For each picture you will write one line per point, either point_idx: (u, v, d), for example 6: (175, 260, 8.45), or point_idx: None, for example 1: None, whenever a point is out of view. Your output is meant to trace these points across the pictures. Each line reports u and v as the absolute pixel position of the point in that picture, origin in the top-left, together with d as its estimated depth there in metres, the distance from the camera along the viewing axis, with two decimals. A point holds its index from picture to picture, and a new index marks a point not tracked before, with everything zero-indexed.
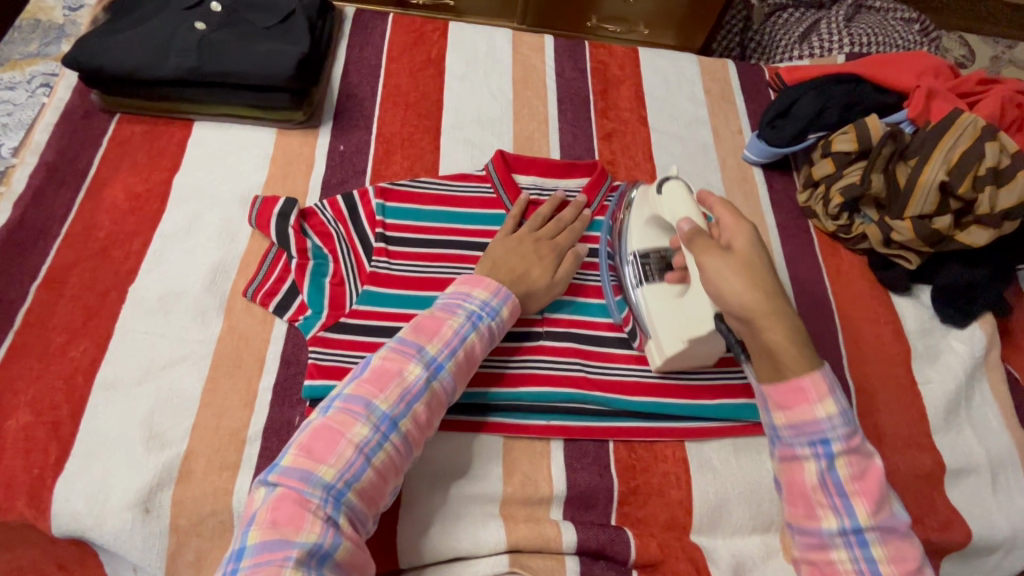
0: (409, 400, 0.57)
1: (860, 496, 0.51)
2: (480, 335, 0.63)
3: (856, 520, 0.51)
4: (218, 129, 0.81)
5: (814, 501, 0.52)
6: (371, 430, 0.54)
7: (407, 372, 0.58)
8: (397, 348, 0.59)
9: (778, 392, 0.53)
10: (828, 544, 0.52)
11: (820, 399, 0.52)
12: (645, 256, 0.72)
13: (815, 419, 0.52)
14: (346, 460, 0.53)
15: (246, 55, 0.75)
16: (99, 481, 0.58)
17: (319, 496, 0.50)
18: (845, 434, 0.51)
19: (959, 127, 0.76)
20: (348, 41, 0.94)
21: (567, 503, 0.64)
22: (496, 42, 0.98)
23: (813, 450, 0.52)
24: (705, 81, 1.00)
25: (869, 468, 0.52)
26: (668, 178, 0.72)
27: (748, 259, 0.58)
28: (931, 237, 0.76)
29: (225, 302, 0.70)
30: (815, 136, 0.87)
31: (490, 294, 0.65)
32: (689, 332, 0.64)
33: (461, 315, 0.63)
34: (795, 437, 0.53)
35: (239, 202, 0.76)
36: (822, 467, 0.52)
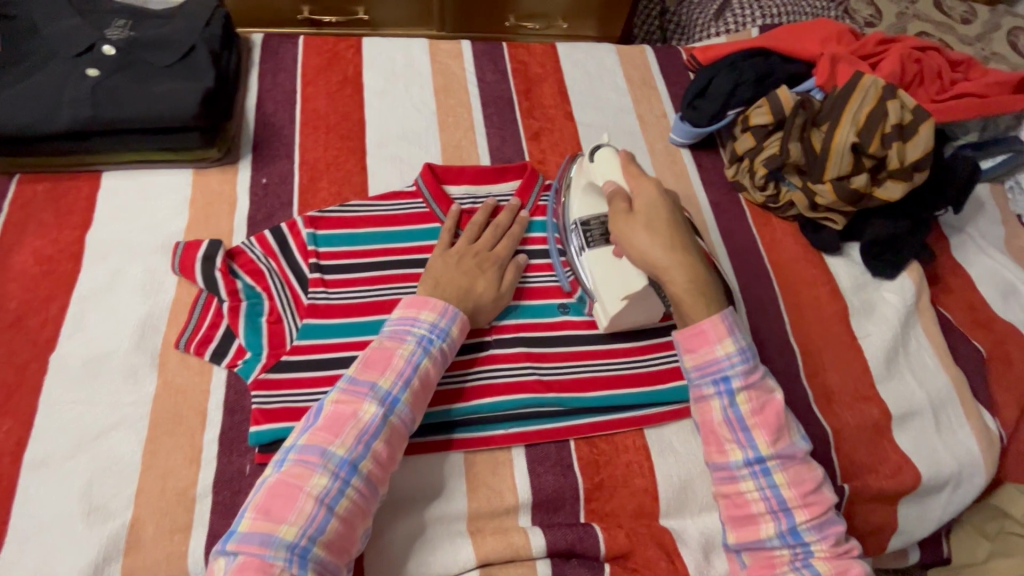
0: (367, 440, 0.55)
1: (760, 427, 0.59)
2: (433, 360, 0.62)
3: (757, 450, 0.58)
4: (130, 178, 0.78)
5: (722, 438, 0.60)
6: (330, 479, 0.53)
7: (362, 413, 0.56)
8: (348, 389, 0.57)
9: (684, 339, 0.61)
10: (736, 476, 0.59)
11: (720, 340, 0.60)
12: (587, 224, 0.73)
13: (715, 359, 0.59)
14: (307, 514, 0.51)
15: (147, 98, 0.72)
16: (40, 566, 0.55)
17: (283, 558, 0.49)
18: (742, 371, 0.59)
19: (863, 88, 0.79)
20: (259, 69, 0.91)
21: (534, 508, 0.64)
22: (412, 53, 0.97)
23: (716, 390, 0.60)
24: (625, 69, 1.02)
25: (768, 402, 0.60)
26: (600, 146, 0.74)
27: (654, 221, 0.64)
28: (851, 197, 0.79)
29: (156, 357, 0.67)
30: (733, 112, 0.89)
31: (438, 315, 0.64)
32: (627, 289, 0.67)
33: (410, 342, 0.62)
34: (701, 378, 0.60)
35: (162, 251, 0.73)
36: (725, 404, 0.59)
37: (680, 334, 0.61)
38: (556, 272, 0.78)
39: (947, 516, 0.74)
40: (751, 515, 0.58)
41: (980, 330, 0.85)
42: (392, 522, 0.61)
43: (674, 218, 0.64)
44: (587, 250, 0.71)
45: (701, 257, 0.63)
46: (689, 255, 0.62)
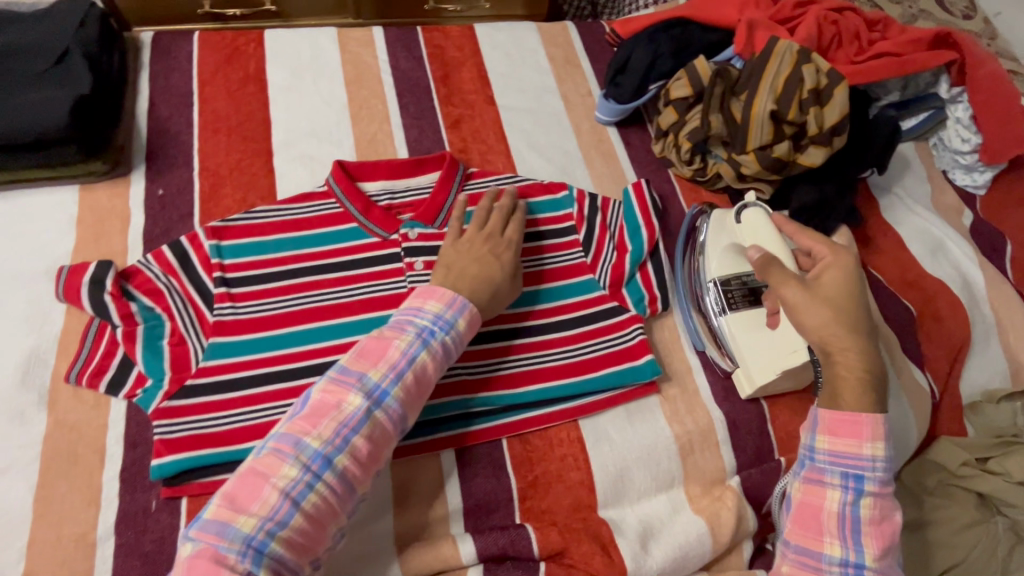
0: (346, 433, 0.52)
1: (871, 538, 0.56)
2: (431, 355, 0.58)
3: (863, 559, 0.55)
4: (7, 200, 0.71)
5: (825, 528, 0.57)
6: (300, 471, 0.50)
7: (346, 404, 0.53)
8: (336, 378, 0.54)
9: (833, 419, 0.58)
10: (823, 569, 0.56)
11: (872, 439, 0.57)
12: (727, 284, 0.73)
13: (859, 453, 0.57)
14: (270, 506, 0.48)
15: (9, 111, 0.66)
16: None
17: (237, 550, 0.46)
18: (880, 478, 0.57)
19: (779, 53, 0.78)
20: (150, 70, 0.84)
21: (467, 514, 0.62)
22: (320, 43, 0.91)
23: (843, 481, 0.57)
24: (547, 48, 0.98)
25: (889, 517, 0.57)
26: (747, 205, 0.72)
27: (835, 301, 0.60)
28: (775, 165, 0.78)
29: (46, 394, 0.61)
30: (656, 86, 0.86)
31: (444, 306, 0.60)
32: (781, 364, 0.67)
33: (409, 333, 0.58)
34: (830, 464, 0.58)
35: (48, 277, 0.67)
36: (846, 498, 0.57)
37: (830, 413, 0.58)
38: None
39: None
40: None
41: (910, 289, 0.86)
42: None
43: (862, 298, 0.61)
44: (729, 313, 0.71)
45: (875, 345, 0.60)
46: (864, 340, 0.59)
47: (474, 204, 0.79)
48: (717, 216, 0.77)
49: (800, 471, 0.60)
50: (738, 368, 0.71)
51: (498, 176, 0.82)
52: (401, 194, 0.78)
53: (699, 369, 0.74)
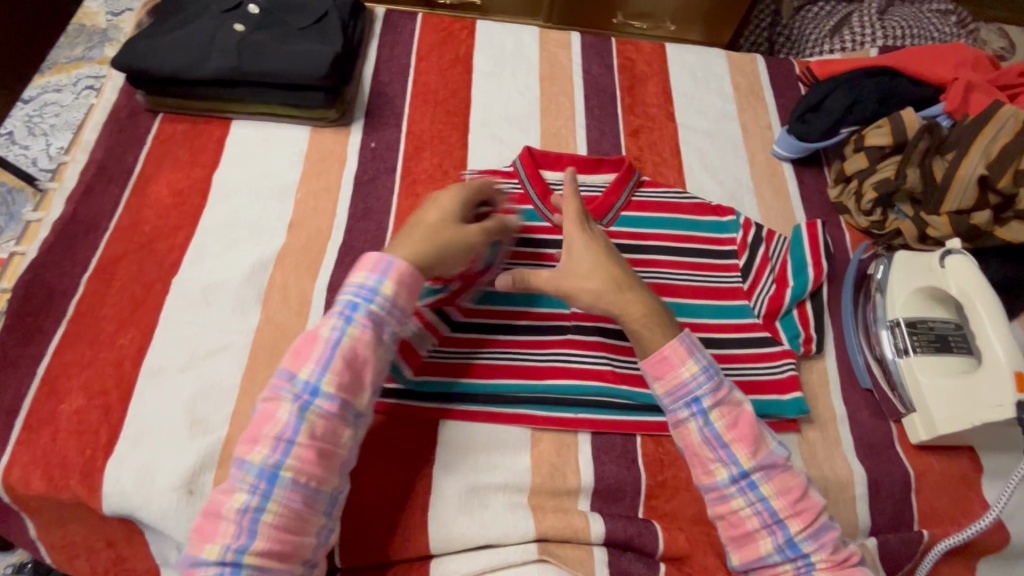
0: (282, 447, 0.52)
1: (739, 442, 0.58)
2: (358, 331, 0.57)
3: (740, 466, 0.57)
4: (255, 128, 0.84)
5: (704, 458, 0.58)
6: (250, 482, 0.52)
7: (279, 413, 0.54)
8: (273, 387, 0.55)
9: (651, 366, 0.60)
10: (726, 496, 0.58)
11: (684, 363, 0.59)
12: (913, 327, 0.72)
13: (682, 381, 0.59)
14: (242, 495, 0.51)
15: (282, 55, 0.78)
16: (146, 463, 0.60)
17: (233, 518, 0.51)
18: (710, 389, 0.59)
19: (1000, 118, 0.74)
20: (379, 40, 0.96)
21: (595, 495, 0.65)
22: (523, 39, 0.99)
23: (689, 411, 0.59)
24: (733, 76, 0.99)
25: (740, 416, 0.59)
26: (951, 251, 0.71)
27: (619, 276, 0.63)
28: (969, 233, 0.75)
29: (262, 294, 0.72)
30: (848, 130, 0.85)
31: (367, 274, 0.59)
32: (971, 416, 0.65)
33: (332, 315, 0.58)
34: (673, 403, 0.59)
35: (276, 198, 0.79)
36: (701, 424, 0.58)
37: (646, 360, 0.60)
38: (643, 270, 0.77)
39: None
40: (748, 533, 0.57)
41: None
42: (457, 480, 0.63)
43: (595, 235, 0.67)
44: (913, 355, 0.70)
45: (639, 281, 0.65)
46: (636, 287, 0.63)
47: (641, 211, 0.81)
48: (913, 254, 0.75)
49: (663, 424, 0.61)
50: (914, 411, 0.70)
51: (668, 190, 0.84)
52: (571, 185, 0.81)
53: (845, 420, 0.71)
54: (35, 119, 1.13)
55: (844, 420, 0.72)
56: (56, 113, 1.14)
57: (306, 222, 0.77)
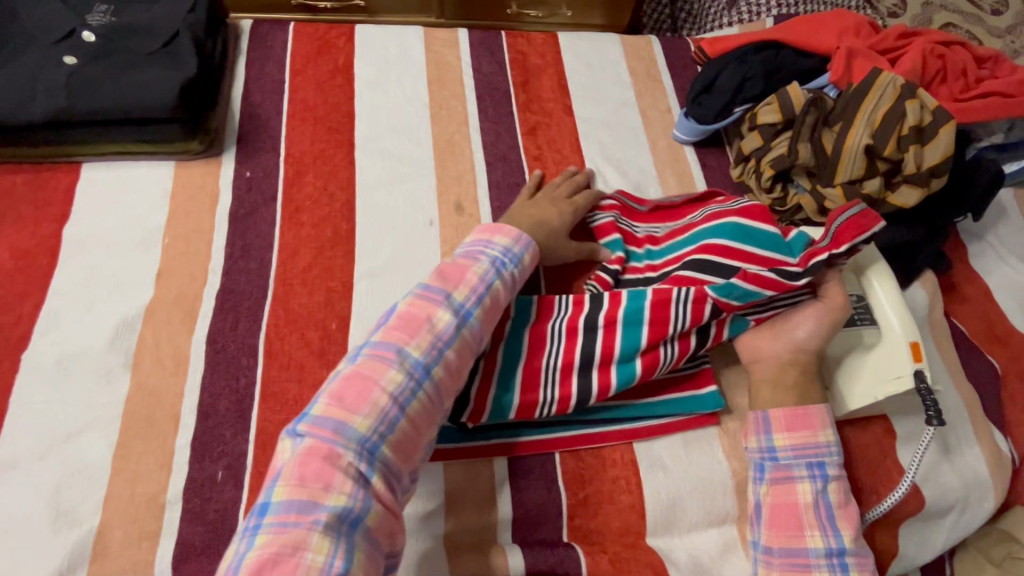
0: (440, 347, 0.55)
1: (844, 520, 0.60)
2: (472, 332, 0.57)
3: (840, 542, 0.59)
4: (110, 169, 0.75)
5: (804, 522, 0.60)
6: (405, 377, 0.52)
7: (386, 381, 0.51)
8: (422, 295, 0.57)
9: (784, 418, 0.63)
10: (812, 565, 0.58)
11: (823, 429, 0.63)
12: None
13: (817, 443, 0.62)
14: (381, 411, 0.50)
15: (123, 88, 0.70)
16: (3, 573, 0.53)
17: (353, 450, 0.48)
18: (837, 462, 0.62)
19: (880, 86, 0.75)
20: (247, 56, 0.88)
21: (515, 525, 0.62)
22: (407, 41, 0.93)
23: (811, 472, 0.61)
24: (629, 61, 0.97)
25: (850, 500, 0.62)
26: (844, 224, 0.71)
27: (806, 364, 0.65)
28: (863, 202, 0.74)
29: (131, 357, 0.65)
30: (741, 109, 0.84)
31: (511, 241, 0.64)
32: (879, 390, 0.65)
33: (483, 261, 0.61)
34: (796, 459, 0.62)
35: (140, 247, 0.71)
36: (818, 487, 0.61)
37: (782, 412, 0.63)
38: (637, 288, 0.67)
39: (951, 541, 0.70)
40: None
41: (997, 344, 0.81)
42: None
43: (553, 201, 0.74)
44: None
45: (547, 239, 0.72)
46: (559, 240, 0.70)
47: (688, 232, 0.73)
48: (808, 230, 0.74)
49: (763, 472, 0.63)
50: (824, 390, 0.68)
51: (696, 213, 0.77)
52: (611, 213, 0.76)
53: None
54: None
55: None
56: None
57: (177, 269, 0.70)
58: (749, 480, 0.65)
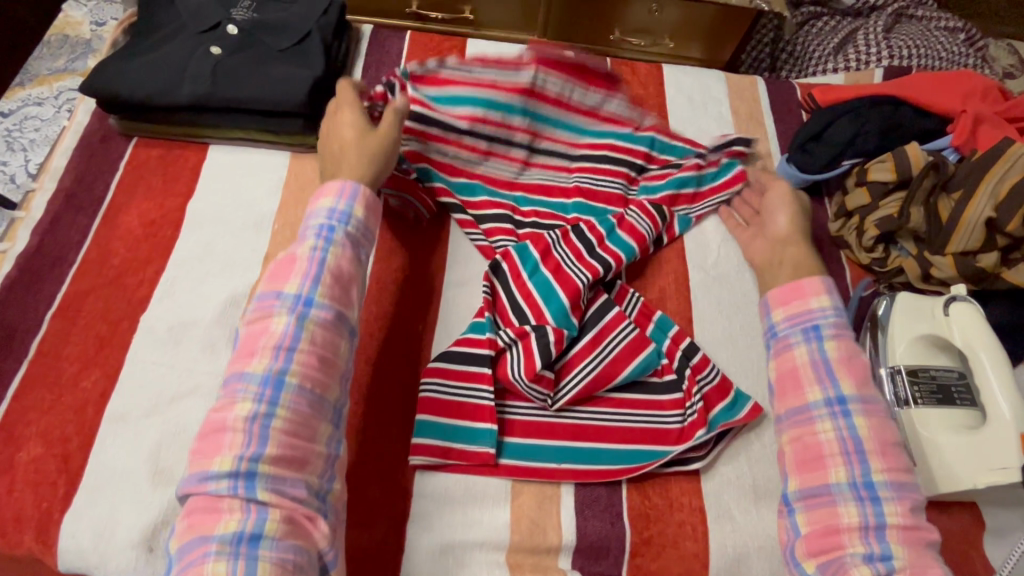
0: (285, 352, 0.52)
1: (846, 373, 0.61)
2: (318, 322, 0.54)
3: (838, 390, 0.60)
4: (233, 153, 0.80)
5: (802, 380, 0.62)
6: (255, 403, 0.50)
7: (237, 413, 0.50)
8: (257, 308, 0.55)
9: (779, 293, 0.67)
10: (814, 417, 0.60)
11: (815, 295, 0.65)
12: (915, 375, 0.68)
13: (808, 310, 0.65)
14: (241, 441, 0.48)
15: (258, 82, 0.75)
16: (104, 519, 0.57)
17: (227, 487, 0.47)
18: (833, 323, 0.64)
19: (1010, 158, 0.71)
20: (365, 60, 0.93)
21: (577, 552, 0.62)
22: (514, 59, 0.96)
23: (805, 336, 0.64)
24: (733, 100, 0.96)
25: (855, 357, 0.62)
26: (955, 297, 0.69)
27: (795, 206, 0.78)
28: (975, 276, 0.72)
29: (234, 332, 0.68)
30: (850, 162, 0.81)
31: (335, 199, 0.60)
32: (975, 477, 0.61)
33: (310, 237, 0.58)
34: (790, 327, 0.65)
35: (251, 229, 0.75)
36: (812, 347, 0.63)
37: (775, 290, 0.67)
38: (556, 172, 0.83)
39: None
40: (821, 457, 0.58)
41: None
42: (432, 536, 0.60)
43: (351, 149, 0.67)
44: (914, 406, 0.67)
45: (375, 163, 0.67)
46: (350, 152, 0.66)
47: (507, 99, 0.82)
48: (914, 297, 0.72)
49: (770, 348, 0.66)
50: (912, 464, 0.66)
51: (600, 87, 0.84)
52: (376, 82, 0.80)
53: None
54: (14, 134, 1.10)
55: None
56: (37, 127, 1.11)
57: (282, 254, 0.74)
58: (766, 346, 0.68)
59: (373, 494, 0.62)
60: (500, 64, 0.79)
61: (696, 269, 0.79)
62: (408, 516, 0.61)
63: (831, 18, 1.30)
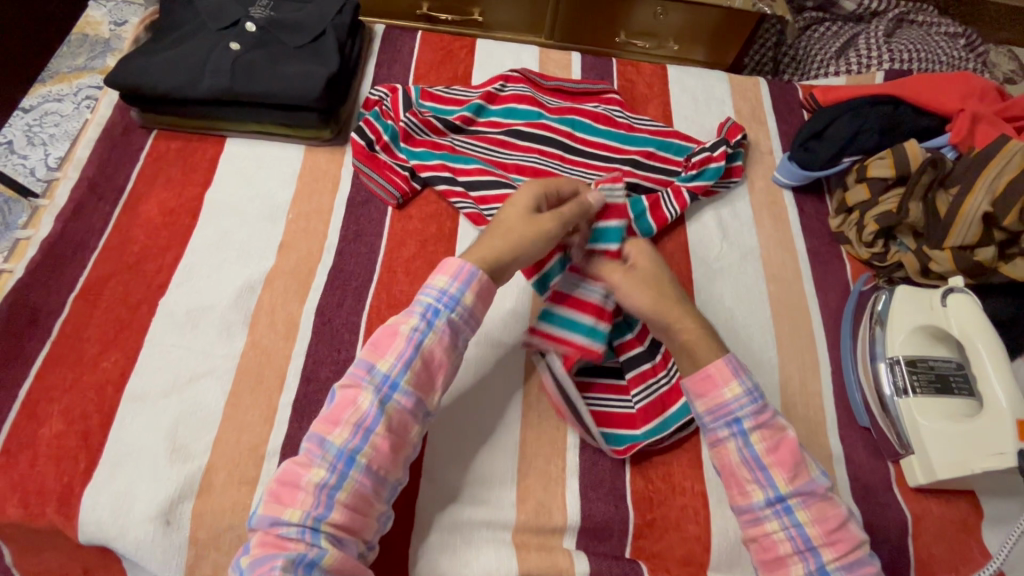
0: (407, 360, 0.56)
1: (777, 466, 0.58)
2: (436, 340, 0.58)
3: (777, 490, 0.58)
4: (249, 146, 0.83)
5: (742, 480, 0.59)
6: (374, 393, 0.55)
7: (361, 400, 0.55)
8: (352, 373, 0.57)
9: (693, 382, 0.61)
10: (761, 518, 0.58)
11: (727, 383, 0.60)
12: (913, 366, 0.70)
13: (725, 402, 0.60)
14: (349, 432, 0.54)
15: (275, 77, 0.77)
16: (124, 492, 0.59)
17: (327, 465, 0.53)
18: (753, 412, 0.59)
19: (1008, 153, 0.72)
20: (377, 58, 0.95)
21: (581, 533, 0.63)
22: (523, 59, 0.98)
23: (730, 431, 0.60)
24: (736, 100, 0.98)
25: (782, 441, 0.59)
26: (952, 289, 0.71)
27: (650, 278, 0.65)
28: (973, 269, 0.73)
29: (250, 317, 0.70)
30: (849, 161, 0.84)
31: (450, 279, 0.59)
32: (974, 464, 0.63)
33: (415, 313, 0.58)
34: (715, 422, 0.60)
35: (266, 219, 0.78)
36: (740, 444, 0.59)
37: (687, 378, 0.61)
38: (550, 159, 0.84)
39: None
40: (780, 557, 0.57)
41: None
42: (441, 514, 0.62)
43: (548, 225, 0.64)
44: (912, 396, 0.68)
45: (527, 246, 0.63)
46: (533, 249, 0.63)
47: (502, 104, 0.88)
48: (912, 291, 0.73)
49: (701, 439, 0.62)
50: (911, 453, 0.67)
51: (591, 102, 0.92)
52: (372, 91, 0.89)
53: (841, 460, 0.69)
54: (34, 129, 1.13)
55: (839, 459, 0.69)
56: (56, 123, 1.14)
57: (297, 243, 0.76)
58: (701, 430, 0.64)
59: None
60: (519, 73, 0.91)
61: (700, 262, 0.80)
62: (417, 495, 0.63)
63: (833, 23, 1.32)
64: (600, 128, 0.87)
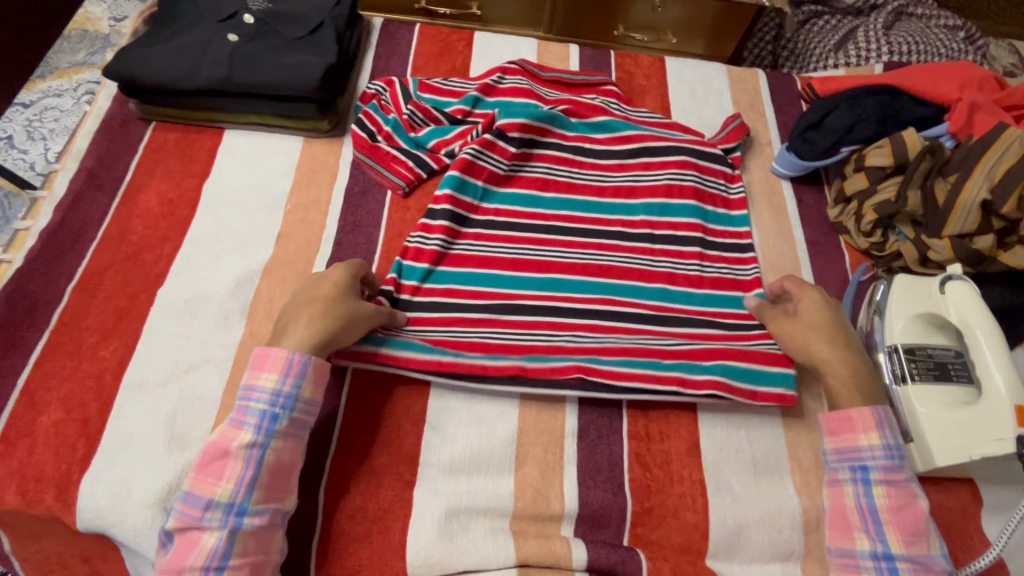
0: (245, 481, 0.55)
1: (893, 526, 0.59)
2: (278, 446, 0.57)
3: (887, 547, 0.58)
4: (248, 139, 0.83)
5: (851, 525, 0.60)
6: (218, 523, 0.54)
7: (204, 535, 0.53)
8: (183, 510, 0.54)
9: (827, 421, 0.64)
10: (860, 565, 0.59)
11: (866, 430, 0.62)
12: (912, 354, 0.69)
13: (857, 446, 0.62)
14: (202, 561, 0.52)
15: (273, 68, 0.77)
16: (122, 479, 0.59)
17: None
18: (884, 466, 0.61)
19: (1005, 141, 0.72)
20: (375, 51, 0.96)
21: (579, 521, 0.63)
22: (521, 51, 0.98)
23: (852, 475, 0.61)
24: (733, 91, 0.98)
25: (908, 505, 0.59)
26: (950, 276, 0.71)
27: (820, 325, 0.68)
28: (971, 257, 0.73)
29: (247, 307, 0.70)
30: (849, 149, 0.83)
31: (278, 377, 0.58)
32: (971, 450, 0.63)
33: (246, 427, 0.57)
34: (838, 461, 0.63)
35: (265, 210, 0.78)
36: (860, 491, 0.61)
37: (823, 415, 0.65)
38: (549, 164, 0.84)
39: None
40: None
41: None
42: (438, 500, 0.62)
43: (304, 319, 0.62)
44: (910, 383, 0.68)
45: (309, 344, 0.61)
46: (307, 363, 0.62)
47: (499, 96, 0.87)
48: (912, 279, 0.73)
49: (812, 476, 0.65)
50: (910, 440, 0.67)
51: (589, 93, 0.92)
52: (370, 84, 0.89)
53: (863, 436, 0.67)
54: (34, 123, 1.13)
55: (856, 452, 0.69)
56: (55, 117, 1.14)
57: (295, 233, 0.76)
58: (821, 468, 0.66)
59: (382, 462, 0.64)
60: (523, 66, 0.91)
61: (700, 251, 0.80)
62: (414, 482, 0.63)
63: (833, 16, 1.32)
64: (593, 122, 0.87)
